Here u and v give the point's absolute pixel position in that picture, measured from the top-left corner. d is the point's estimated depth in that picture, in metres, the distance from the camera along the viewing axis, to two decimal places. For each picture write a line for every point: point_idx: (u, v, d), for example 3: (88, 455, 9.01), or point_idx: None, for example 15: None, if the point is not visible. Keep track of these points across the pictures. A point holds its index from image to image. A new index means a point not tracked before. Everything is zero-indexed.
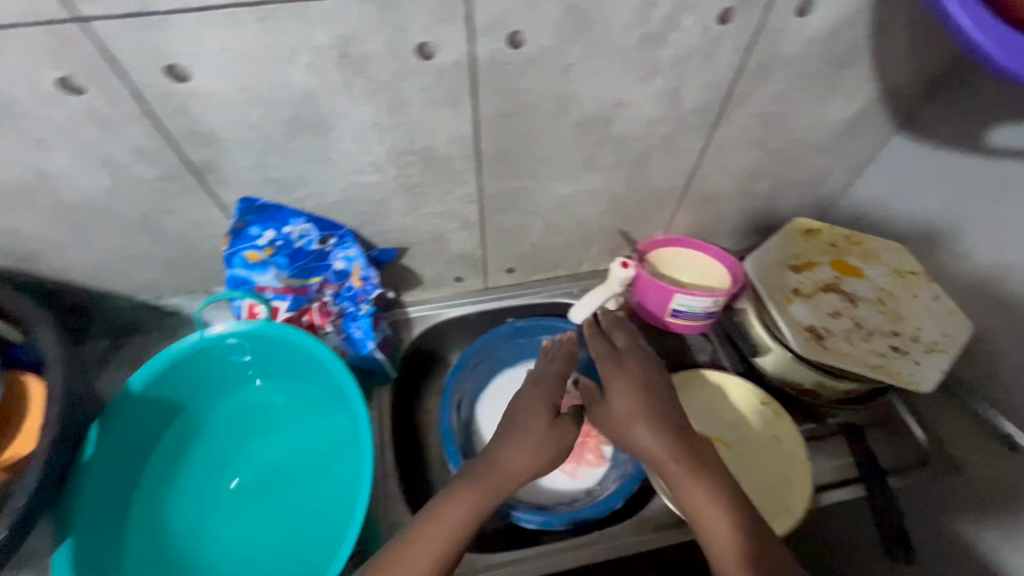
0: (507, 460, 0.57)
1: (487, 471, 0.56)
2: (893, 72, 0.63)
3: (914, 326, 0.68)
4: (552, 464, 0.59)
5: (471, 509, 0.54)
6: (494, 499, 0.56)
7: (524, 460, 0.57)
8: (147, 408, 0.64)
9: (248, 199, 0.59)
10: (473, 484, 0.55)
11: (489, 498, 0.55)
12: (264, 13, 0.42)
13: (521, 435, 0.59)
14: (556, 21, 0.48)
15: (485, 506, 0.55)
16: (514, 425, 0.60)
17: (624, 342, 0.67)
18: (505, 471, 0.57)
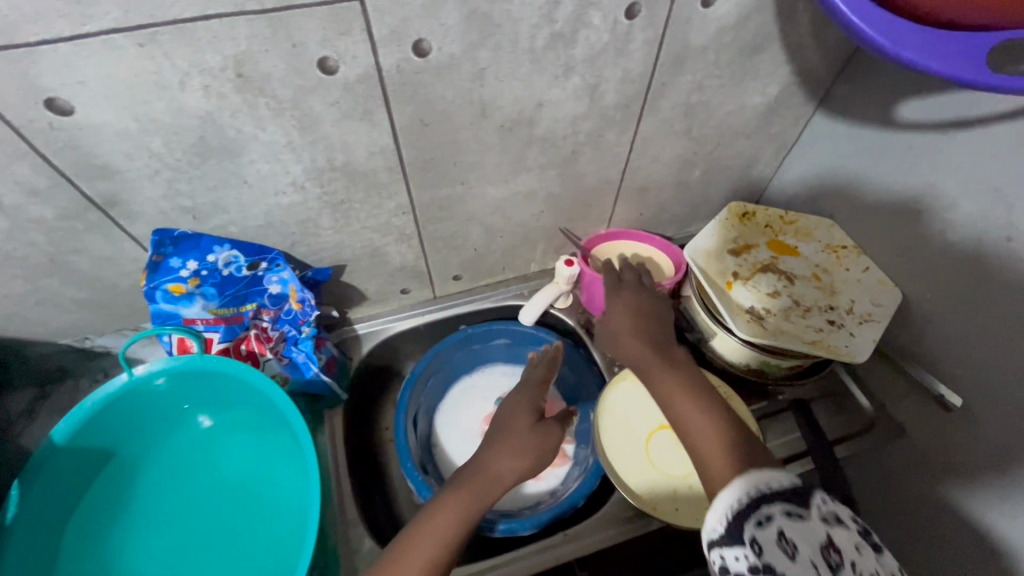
0: (498, 466, 0.57)
1: (474, 478, 0.56)
2: (803, 55, 0.65)
3: (848, 299, 0.70)
4: (537, 466, 0.59)
5: (460, 516, 0.54)
6: (481, 506, 0.55)
7: (513, 465, 0.58)
8: (73, 461, 0.60)
9: (162, 231, 0.56)
10: (461, 491, 0.55)
11: (476, 504, 0.55)
12: (145, 37, 0.40)
13: (508, 442, 0.59)
14: (460, 27, 0.47)
15: (473, 512, 0.54)
16: (501, 430, 0.61)
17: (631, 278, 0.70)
18: (491, 475, 0.57)
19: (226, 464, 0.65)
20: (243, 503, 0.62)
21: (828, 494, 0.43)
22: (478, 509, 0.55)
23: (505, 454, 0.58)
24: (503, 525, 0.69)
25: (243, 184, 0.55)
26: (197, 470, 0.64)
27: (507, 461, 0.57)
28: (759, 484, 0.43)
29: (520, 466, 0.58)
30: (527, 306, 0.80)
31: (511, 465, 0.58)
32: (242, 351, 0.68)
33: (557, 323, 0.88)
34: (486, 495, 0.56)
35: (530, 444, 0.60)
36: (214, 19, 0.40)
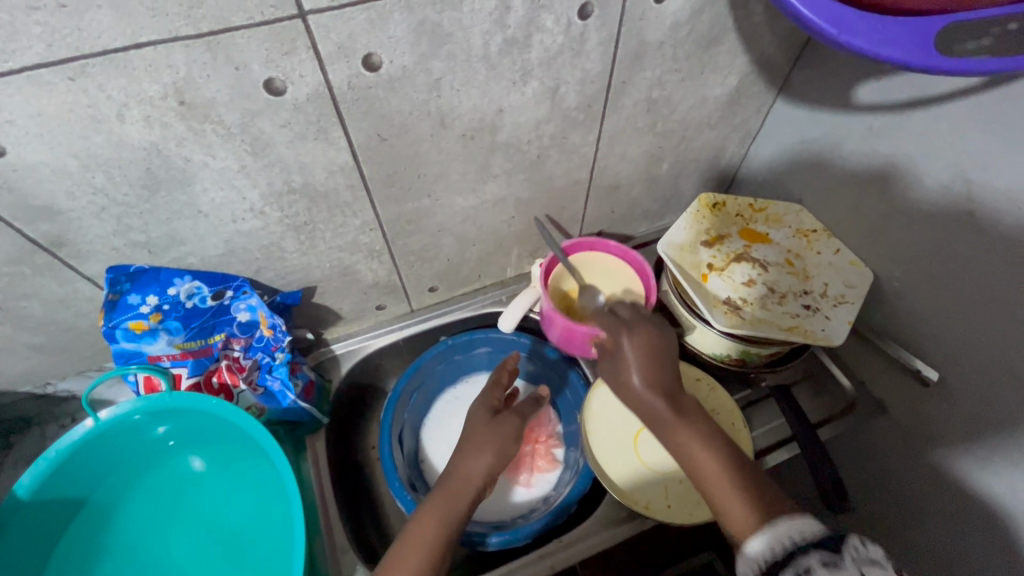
0: (468, 467, 0.56)
1: (447, 484, 0.55)
2: (759, 43, 0.65)
3: (821, 282, 0.70)
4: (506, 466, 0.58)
5: (440, 525, 0.52)
6: (458, 511, 0.54)
7: (481, 465, 0.56)
8: (40, 513, 0.57)
9: (116, 268, 0.54)
10: (436, 500, 0.54)
11: (453, 511, 0.53)
12: (74, 71, 0.38)
13: (479, 442, 0.58)
14: (409, 39, 0.46)
15: (452, 520, 0.53)
16: (469, 441, 0.60)
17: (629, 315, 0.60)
18: (463, 480, 0.55)
19: (205, 498, 0.63)
20: (226, 536, 0.61)
21: (865, 538, 0.40)
22: (457, 518, 0.53)
23: (473, 453, 0.57)
24: (495, 537, 0.68)
25: (198, 214, 0.53)
26: (172, 508, 0.62)
27: (477, 461, 0.56)
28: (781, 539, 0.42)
29: (488, 462, 0.56)
30: (506, 314, 0.78)
31: (481, 464, 0.56)
32: (214, 384, 0.65)
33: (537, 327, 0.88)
34: (459, 502, 0.54)
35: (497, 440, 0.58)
36: (147, 46, 0.39)
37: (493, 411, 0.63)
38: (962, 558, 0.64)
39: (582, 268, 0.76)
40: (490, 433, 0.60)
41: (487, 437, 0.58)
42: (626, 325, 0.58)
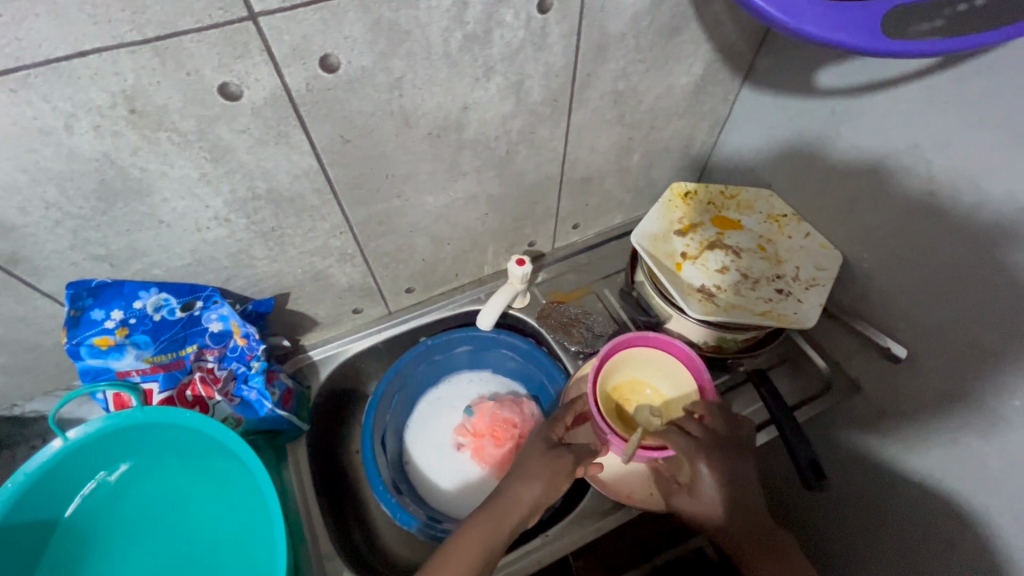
0: (518, 492, 0.57)
1: (495, 502, 0.57)
2: (722, 32, 0.66)
3: (793, 266, 0.72)
4: (550, 489, 0.58)
5: (482, 542, 0.55)
6: (503, 529, 0.56)
7: (532, 489, 0.57)
8: (12, 537, 0.56)
9: (75, 283, 0.52)
10: (481, 518, 0.56)
11: (497, 526, 0.56)
12: (16, 82, 0.37)
13: (530, 471, 0.58)
14: (366, 38, 0.45)
15: (495, 535, 0.55)
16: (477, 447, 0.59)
17: (700, 431, 0.59)
18: (508, 497, 0.57)
19: (185, 513, 0.62)
20: (208, 551, 0.60)
21: None
22: (501, 539, 0.55)
23: (524, 479, 0.58)
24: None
25: (159, 225, 0.51)
26: (155, 521, 0.61)
27: (527, 491, 0.57)
28: None
29: (538, 492, 0.57)
30: (485, 309, 0.80)
31: (532, 493, 0.57)
32: (188, 398, 0.64)
33: (517, 323, 0.88)
34: (506, 521, 0.56)
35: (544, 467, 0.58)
36: (91, 54, 0.37)
37: (550, 442, 0.61)
38: (934, 533, 0.65)
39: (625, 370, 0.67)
40: None
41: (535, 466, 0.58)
42: (701, 448, 0.58)
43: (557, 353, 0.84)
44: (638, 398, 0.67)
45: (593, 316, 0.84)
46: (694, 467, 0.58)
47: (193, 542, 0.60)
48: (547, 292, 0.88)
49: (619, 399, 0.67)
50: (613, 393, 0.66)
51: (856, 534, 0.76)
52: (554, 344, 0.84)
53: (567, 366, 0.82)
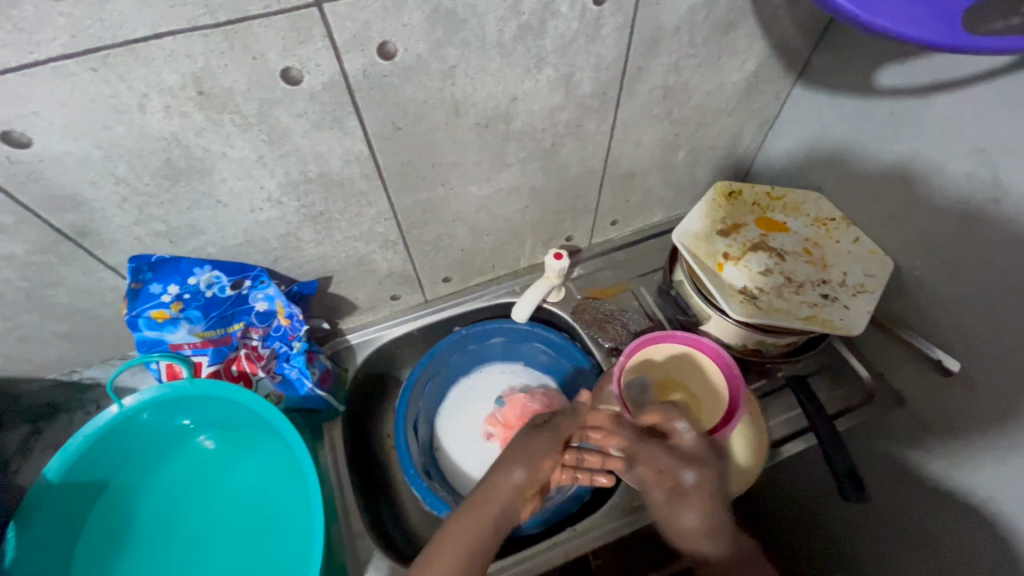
0: (499, 479, 0.58)
1: (482, 495, 0.57)
2: (779, 27, 0.64)
3: (840, 272, 0.70)
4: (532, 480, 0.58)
5: (477, 535, 0.54)
6: (491, 523, 0.55)
7: (518, 481, 0.57)
8: (66, 496, 0.59)
9: (138, 258, 0.55)
10: (472, 512, 0.55)
11: (483, 519, 0.55)
12: (97, 62, 0.39)
13: (515, 452, 0.59)
14: (424, 27, 0.46)
15: (483, 531, 0.54)
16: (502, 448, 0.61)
17: (691, 442, 0.58)
18: (498, 487, 0.57)
19: (225, 483, 0.64)
20: (246, 521, 0.62)
21: None
22: (490, 534, 0.54)
23: (512, 464, 0.58)
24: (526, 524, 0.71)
25: (217, 204, 0.53)
26: (198, 489, 0.64)
27: (512, 474, 0.58)
28: None
29: (520, 473, 0.58)
30: (519, 303, 0.81)
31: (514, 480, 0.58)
32: (234, 372, 0.67)
33: (551, 318, 0.88)
34: (492, 512, 0.55)
35: (526, 448, 0.60)
36: (167, 36, 0.39)
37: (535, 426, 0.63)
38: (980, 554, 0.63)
39: (654, 364, 0.69)
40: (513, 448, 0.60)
41: (521, 450, 0.59)
42: (693, 460, 0.57)
43: (589, 349, 0.83)
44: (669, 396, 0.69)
45: (628, 314, 0.84)
46: (680, 480, 0.56)
47: (232, 511, 0.63)
48: (582, 287, 0.88)
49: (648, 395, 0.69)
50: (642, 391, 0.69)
51: (893, 551, 0.74)
52: (587, 339, 0.83)
53: (600, 361, 0.81)
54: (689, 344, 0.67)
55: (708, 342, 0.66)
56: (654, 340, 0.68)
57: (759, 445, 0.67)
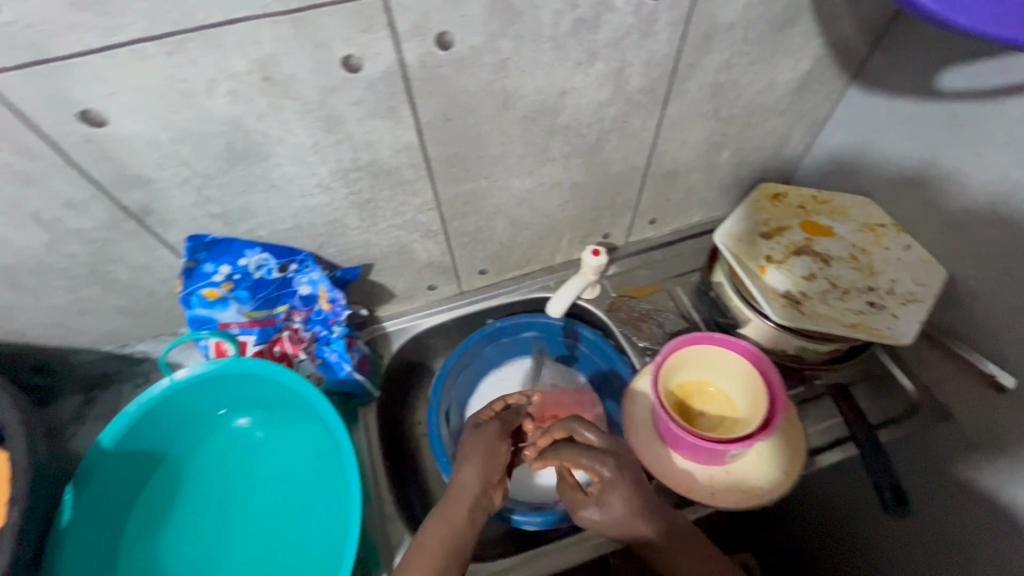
0: (462, 478, 0.58)
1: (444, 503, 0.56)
2: (837, 25, 0.62)
3: (888, 279, 0.68)
4: (484, 476, 0.58)
5: (448, 537, 0.54)
6: (459, 523, 0.54)
7: (473, 474, 0.58)
8: (122, 462, 0.62)
9: (195, 237, 0.57)
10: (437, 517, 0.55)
11: (450, 520, 0.54)
12: (172, 46, 0.40)
13: (468, 451, 0.60)
14: (481, 18, 0.46)
15: (455, 532, 0.54)
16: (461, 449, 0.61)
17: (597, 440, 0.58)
18: (462, 488, 0.57)
19: (266, 460, 0.66)
20: (285, 499, 0.64)
21: None
22: (460, 532, 0.54)
23: (466, 462, 0.59)
24: (515, 515, 0.70)
25: (271, 188, 0.55)
26: (239, 464, 0.66)
27: (470, 471, 0.58)
28: None
29: (478, 465, 0.58)
30: (554, 299, 0.81)
31: (473, 474, 0.58)
32: (276, 353, 0.69)
33: (584, 315, 0.87)
34: (458, 514, 0.55)
35: (478, 445, 0.60)
36: (238, 22, 0.40)
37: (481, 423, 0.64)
38: None
39: (687, 366, 0.70)
40: (468, 445, 0.60)
41: (468, 447, 0.60)
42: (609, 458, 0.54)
43: (623, 347, 0.83)
44: (704, 397, 0.71)
45: (664, 314, 0.83)
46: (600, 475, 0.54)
47: (271, 488, 0.65)
48: (617, 285, 0.87)
49: (683, 395, 0.71)
50: (675, 392, 0.70)
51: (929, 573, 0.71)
52: (621, 337, 0.82)
53: (634, 361, 0.81)
54: (726, 346, 0.68)
55: (747, 345, 0.67)
56: (686, 342, 0.69)
57: (796, 452, 0.66)
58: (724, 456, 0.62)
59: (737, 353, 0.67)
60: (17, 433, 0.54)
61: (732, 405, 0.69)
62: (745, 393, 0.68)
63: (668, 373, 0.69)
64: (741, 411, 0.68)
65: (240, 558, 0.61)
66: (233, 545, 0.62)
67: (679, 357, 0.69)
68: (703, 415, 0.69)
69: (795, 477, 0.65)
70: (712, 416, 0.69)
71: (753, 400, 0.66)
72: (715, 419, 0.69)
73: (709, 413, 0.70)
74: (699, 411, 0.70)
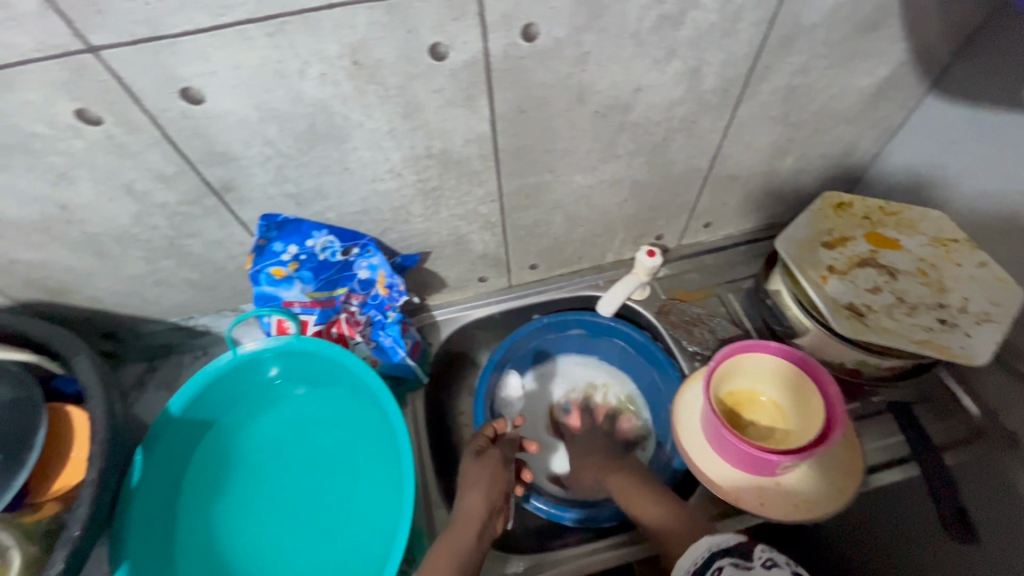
0: (466, 505, 0.62)
1: (451, 528, 0.60)
2: (923, 30, 0.60)
3: (959, 297, 0.66)
4: (489, 501, 0.62)
5: (457, 559, 0.57)
6: (468, 545, 0.58)
7: (477, 501, 0.62)
8: (185, 429, 0.64)
9: (269, 216, 0.58)
10: (443, 541, 0.59)
11: (459, 542, 0.58)
12: (273, 28, 0.42)
13: (473, 479, 0.64)
14: (568, 11, 0.46)
15: (463, 552, 0.57)
16: (465, 476, 0.65)
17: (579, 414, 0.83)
18: (468, 515, 0.61)
19: (317, 438, 0.68)
20: (338, 480, 0.66)
21: (769, 545, 0.50)
22: (469, 553, 0.58)
23: (471, 489, 0.63)
24: (532, 499, 0.72)
25: (345, 171, 0.56)
26: (292, 440, 0.68)
27: (476, 499, 0.62)
28: (712, 546, 0.52)
29: (483, 494, 0.62)
30: (605, 297, 0.81)
31: (478, 500, 0.62)
32: (333, 334, 0.70)
33: (632, 316, 0.87)
34: (467, 537, 0.59)
35: (480, 475, 0.64)
36: (337, 7, 0.41)
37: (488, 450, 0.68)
38: None
39: (736, 374, 0.68)
40: (471, 474, 0.65)
41: (473, 477, 0.64)
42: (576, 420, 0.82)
43: (671, 351, 0.82)
44: (754, 406, 0.68)
45: (716, 319, 0.82)
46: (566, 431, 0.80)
47: (321, 466, 0.67)
48: (667, 288, 0.86)
49: (732, 404, 0.69)
50: (724, 401, 0.68)
51: None
52: (670, 341, 0.82)
53: (682, 365, 0.80)
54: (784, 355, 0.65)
55: (803, 355, 0.64)
56: (736, 349, 0.66)
57: (852, 469, 0.64)
58: (777, 469, 0.60)
59: (791, 362, 0.65)
60: (98, 394, 0.56)
61: (784, 415, 0.67)
62: (799, 405, 0.65)
63: (718, 382, 0.67)
64: (794, 423, 0.66)
65: (292, 531, 0.63)
66: (285, 518, 0.64)
67: (728, 366, 0.67)
68: (753, 426, 0.68)
69: (850, 493, 0.63)
70: (764, 428, 0.68)
71: (809, 412, 0.64)
72: (766, 431, 0.67)
73: (759, 425, 0.68)
74: (749, 422, 0.68)
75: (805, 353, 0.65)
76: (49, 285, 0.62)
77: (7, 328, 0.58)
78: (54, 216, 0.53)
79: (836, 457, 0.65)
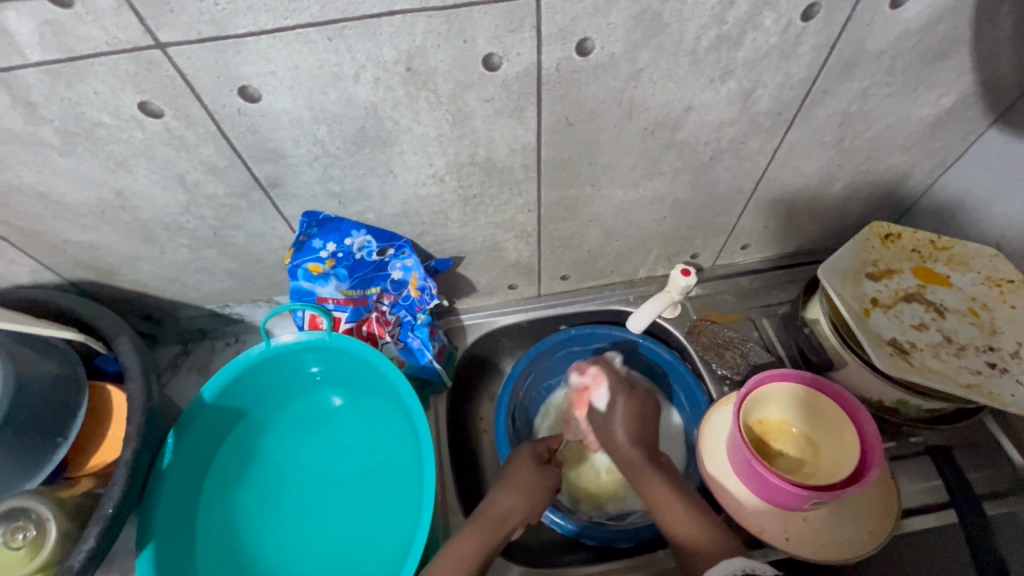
0: (501, 497, 0.60)
1: (486, 514, 0.59)
2: (992, 63, 0.58)
3: (1012, 341, 0.64)
4: (534, 507, 0.61)
5: (479, 544, 0.56)
6: (494, 540, 0.57)
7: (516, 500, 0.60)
8: (215, 416, 0.66)
9: (310, 213, 0.59)
10: (475, 527, 0.58)
11: (489, 535, 0.57)
12: (333, 32, 0.42)
13: (519, 480, 0.62)
14: (626, 27, 0.46)
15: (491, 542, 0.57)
16: (508, 470, 0.64)
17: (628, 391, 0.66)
18: (500, 509, 0.60)
19: (340, 433, 0.69)
20: (358, 476, 0.66)
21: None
22: (496, 543, 0.57)
23: (515, 490, 0.61)
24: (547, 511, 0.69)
25: (389, 174, 0.56)
26: (316, 435, 0.69)
27: (521, 498, 0.61)
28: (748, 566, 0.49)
29: (532, 498, 0.61)
30: (635, 314, 0.79)
31: (521, 499, 0.61)
32: (363, 333, 0.71)
33: (662, 334, 0.85)
34: (500, 530, 0.58)
35: (536, 480, 0.62)
36: (398, 14, 0.42)
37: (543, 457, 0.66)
38: None
39: (766, 403, 0.66)
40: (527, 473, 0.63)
41: (528, 476, 0.62)
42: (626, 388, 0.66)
43: (699, 373, 0.81)
44: (783, 438, 0.66)
45: (749, 344, 0.80)
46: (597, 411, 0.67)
47: (343, 460, 0.68)
48: (699, 308, 0.84)
49: (761, 433, 0.66)
50: (752, 430, 0.66)
51: None
52: (699, 362, 0.80)
53: (710, 389, 0.79)
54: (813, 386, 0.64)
55: (839, 390, 0.62)
56: (767, 374, 0.65)
57: (886, 512, 0.62)
58: (805, 501, 0.58)
59: (825, 394, 0.63)
60: (137, 375, 0.58)
61: (814, 450, 0.64)
62: (834, 443, 0.63)
63: (747, 410, 0.65)
64: (825, 460, 0.63)
65: (311, 524, 0.64)
66: (305, 511, 0.65)
67: (759, 394, 0.65)
68: (781, 459, 0.65)
69: (883, 537, 0.60)
70: (793, 462, 0.64)
71: (845, 451, 0.61)
72: (796, 466, 0.64)
73: (787, 458, 0.65)
74: (777, 455, 0.65)
75: (838, 385, 0.63)
76: (97, 266, 0.64)
77: (54, 305, 0.60)
78: (108, 201, 0.55)
79: (864, 499, 0.63)
